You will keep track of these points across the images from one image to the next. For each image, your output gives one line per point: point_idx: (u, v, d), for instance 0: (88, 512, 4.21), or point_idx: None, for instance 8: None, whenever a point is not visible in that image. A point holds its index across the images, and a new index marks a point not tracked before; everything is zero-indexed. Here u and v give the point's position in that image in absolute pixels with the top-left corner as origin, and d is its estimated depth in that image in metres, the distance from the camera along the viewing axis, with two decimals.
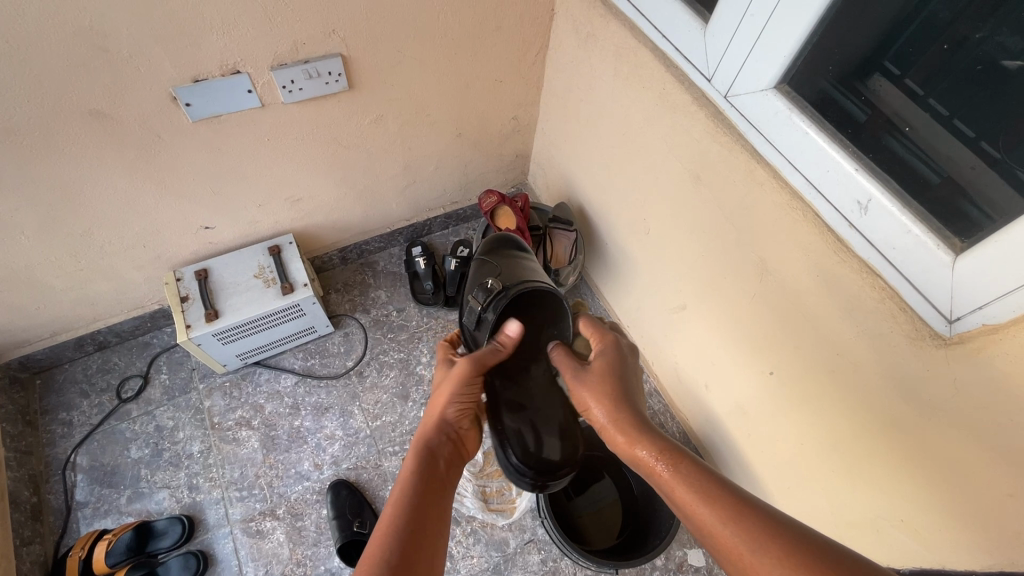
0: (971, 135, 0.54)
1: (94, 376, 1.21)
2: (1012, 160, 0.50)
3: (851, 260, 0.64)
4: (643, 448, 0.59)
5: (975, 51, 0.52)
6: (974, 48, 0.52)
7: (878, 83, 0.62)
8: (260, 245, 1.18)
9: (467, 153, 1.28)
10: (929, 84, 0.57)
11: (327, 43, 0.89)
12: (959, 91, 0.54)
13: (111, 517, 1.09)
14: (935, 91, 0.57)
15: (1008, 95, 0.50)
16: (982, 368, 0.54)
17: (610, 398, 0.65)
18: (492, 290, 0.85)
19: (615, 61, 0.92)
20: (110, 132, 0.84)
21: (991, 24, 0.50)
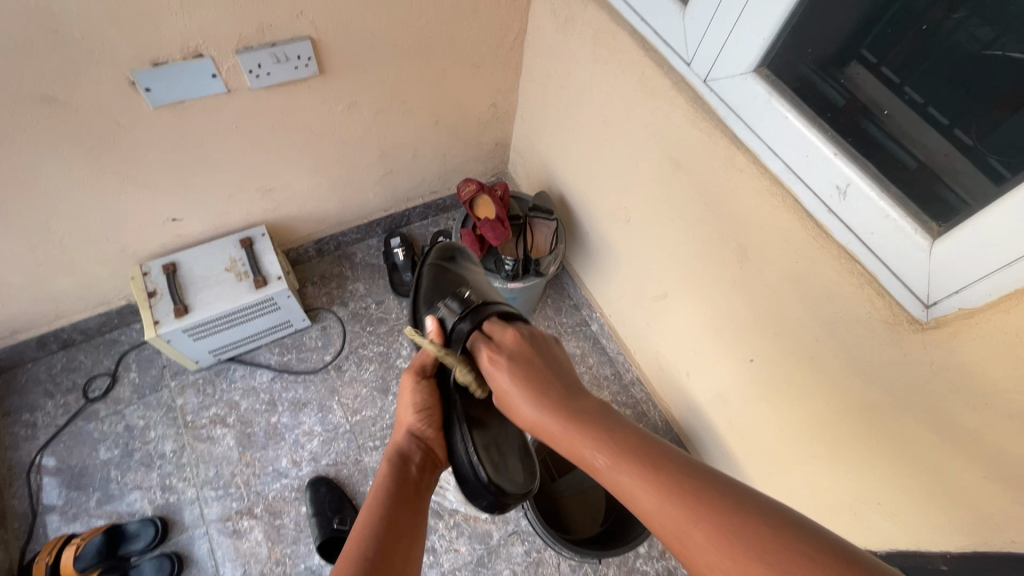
0: (945, 122, 0.54)
1: (59, 375, 1.17)
2: (986, 146, 0.51)
3: (830, 245, 0.63)
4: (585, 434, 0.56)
5: (946, 41, 0.52)
6: (947, 37, 0.52)
7: (856, 71, 0.61)
8: (231, 237, 1.14)
9: (445, 142, 1.26)
10: (904, 71, 0.57)
11: (296, 25, 0.85)
12: (935, 77, 0.54)
13: (80, 521, 1.05)
14: (910, 78, 0.56)
15: (984, 82, 0.50)
16: (957, 353, 0.54)
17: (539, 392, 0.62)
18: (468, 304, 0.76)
19: (594, 46, 0.90)
20: (64, 119, 0.80)
21: (963, 12, 0.50)
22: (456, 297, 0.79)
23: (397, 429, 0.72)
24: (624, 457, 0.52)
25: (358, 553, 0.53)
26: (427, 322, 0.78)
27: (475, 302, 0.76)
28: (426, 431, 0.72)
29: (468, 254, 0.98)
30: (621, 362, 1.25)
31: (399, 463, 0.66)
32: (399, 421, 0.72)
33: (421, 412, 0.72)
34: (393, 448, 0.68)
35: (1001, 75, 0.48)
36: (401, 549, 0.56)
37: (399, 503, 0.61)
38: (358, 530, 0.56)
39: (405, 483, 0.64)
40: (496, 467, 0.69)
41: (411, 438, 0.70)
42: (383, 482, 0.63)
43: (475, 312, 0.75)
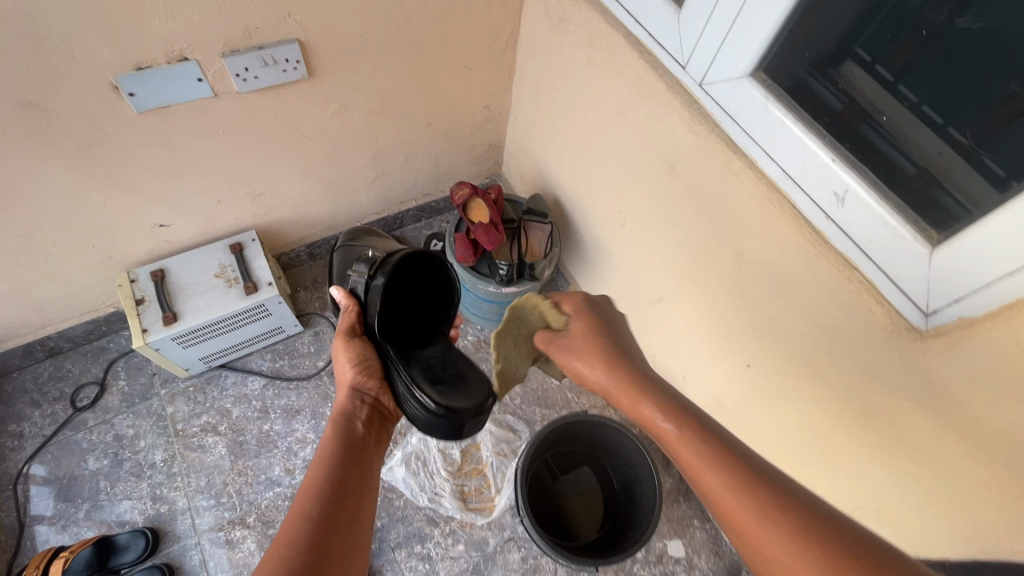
0: (939, 121, 0.54)
1: (46, 385, 1.15)
2: (980, 146, 0.51)
3: (829, 252, 0.62)
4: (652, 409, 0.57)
5: (939, 41, 0.51)
6: (940, 37, 0.51)
7: (850, 69, 0.61)
8: (220, 243, 1.12)
9: (438, 144, 1.24)
10: (898, 69, 0.56)
11: (283, 28, 0.83)
12: (929, 76, 0.53)
13: (69, 532, 1.03)
14: (905, 77, 0.56)
15: (978, 83, 0.49)
16: (957, 362, 0.53)
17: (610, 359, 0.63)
18: (376, 260, 0.77)
19: (588, 48, 0.89)
20: (44, 125, 0.78)
21: (956, 12, 0.49)
22: (363, 260, 0.80)
23: (337, 389, 0.73)
24: (716, 453, 0.50)
25: (304, 516, 0.55)
26: (333, 292, 0.79)
27: (381, 258, 0.77)
28: (370, 383, 0.73)
29: (372, 232, 1.05)
30: None
31: (344, 423, 0.67)
32: (339, 381, 0.74)
33: (358, 364, 0.73)
34: (337, 410, 0.69)
35: (997, 77, 0.48)
36: (350, 505, 0.58)
37: (346, 461, 0.62)
38: (301, 496, 0.57)
39: (352, 440, 0.66)
40: (444, 394, 0.70)
41: (354, 395, 0.72)
42: (326, 443, 0.64)
43: (382, 263, 0.76)
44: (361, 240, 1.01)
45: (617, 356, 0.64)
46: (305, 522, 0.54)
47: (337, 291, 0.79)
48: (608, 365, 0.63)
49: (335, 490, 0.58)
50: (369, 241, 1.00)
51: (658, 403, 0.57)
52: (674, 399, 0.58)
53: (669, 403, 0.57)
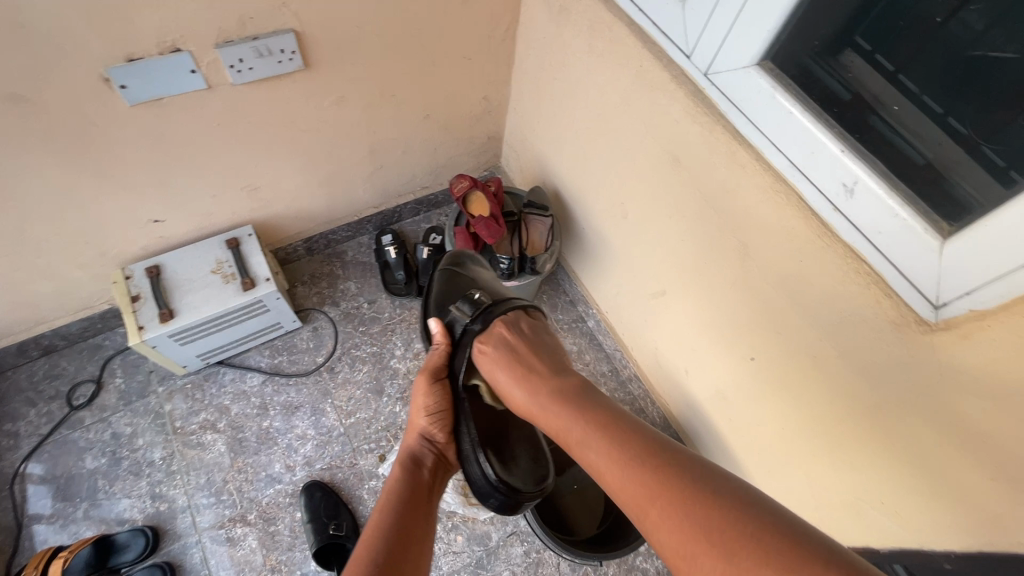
0: (938, 111, 0.53)
1: (41, 383, 1.13)
2: (981, 137, 0.50)
3: (836, 245, 0.61)
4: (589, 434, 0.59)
5: (939, 31, 0.51)
6: (939, 28, 0.50)
7: (850, 59, 0.59)
8: (216, 238, 1.11)
9: (436, 136, 1.23)
10: (898, 58, 0.55)
11: (278, 18, 0.81)
12: (927, 65, 0.53)
13: (68, 531, 1.02)
14: (905, 66, 0.55)
15: (979, 73, 0.49)
16: (966, 355, 0.53)
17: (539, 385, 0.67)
18: (480, 304, 0.80)
19: (589, 37, 0.87)
20: (34, 119, 0.76)
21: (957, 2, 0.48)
22: (464, 297, 0.82)
23: (408, 433, 0.75)
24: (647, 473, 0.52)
25: (380, 529, 0.58)
26: (432, 323, 0.81)
27: (486, 303, 0.80)
28: (437, 435, 0.75)
29: (475, 257, 0.99)
30: (618, 358, 1.23)
31: (412, 467, 0.69)
32: (412, 425, 0.76)
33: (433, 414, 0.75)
34: (406, 449, 0.72)
35: (1008, 69, 0.46)
36: (421, 531, 0.61)
37: (411, 487, 0.65)
38: (372, 516, 0.60)
39: (419, 485, 0.67)
40: (504, 468, 0.74)
41: (425, 444, 0.73)
42: (393, 480, 0.66)
43: (487, 313, 0.79)
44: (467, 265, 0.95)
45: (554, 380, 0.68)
46: (387, 538, 0.57)
47: (435, 324, 0.81)
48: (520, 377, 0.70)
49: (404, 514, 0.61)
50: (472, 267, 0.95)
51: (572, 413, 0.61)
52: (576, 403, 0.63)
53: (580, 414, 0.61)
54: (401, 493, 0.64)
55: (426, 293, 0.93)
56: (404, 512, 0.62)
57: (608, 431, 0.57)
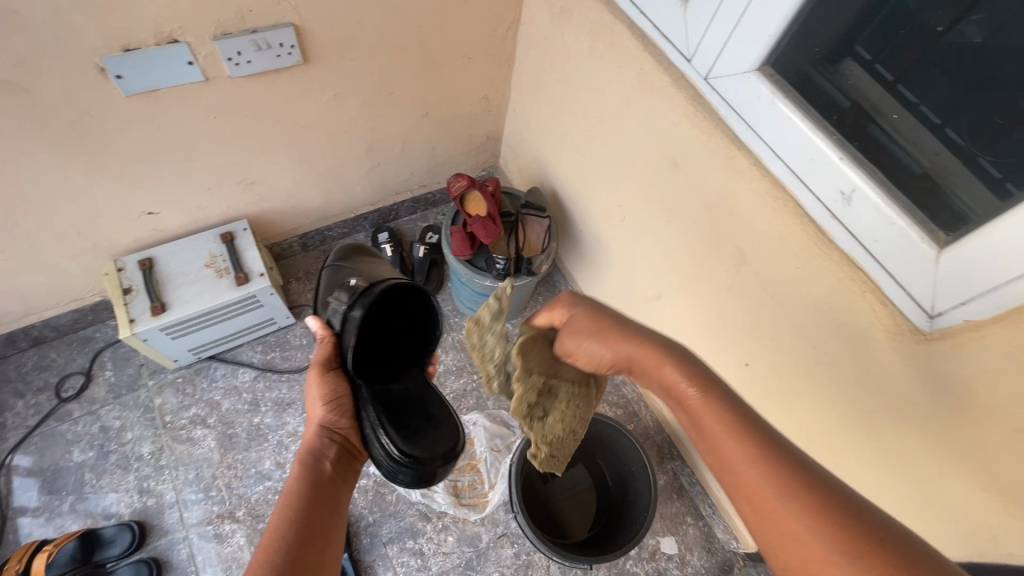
0: (937, 122, 0.53)
1: (29, 374, 1.12)
2: (977, 148, 0.50)
3: (833, 252, 0.61)
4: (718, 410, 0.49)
5: (938, 44, 0.51)
6: (938, 41, 0.50)
7: (850, 67, 0.59)
8: (211, 232, 1.10)
9: (435, 134, 1.22)
10: (898, 68, 0.55)
11: (278, 12, 0.81)
12: (926, 76, 0.53)
13: (54, 525, 1.01)
14: (905, 76, 0.55)
15: (977, 86, 0.49)
16: (960, 364, 0.53)
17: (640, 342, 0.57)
18: (357, 289, 0.75)
19: (590, 39, 0.87)
20: (27, 106, 0.75)
21: (957, 15, 0.48)
22: (343, 288, 0.78)
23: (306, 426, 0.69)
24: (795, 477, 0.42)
25: (274, 536, 0.54)
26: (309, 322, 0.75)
27: (361, 288, 0.76)
28: (341, 422, 0.70)
29: (371, 253, 0.96)
30: None
31: (313, 460, 0.64)
32: (309, 416, 0.69)
33: (330, 404, 0.69)
34: (303, 445, 0.66)
35: (1006, 79, 0.46)
36: (323, 528, 0.57)
37: (313, 481, 0.61)
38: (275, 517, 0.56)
39: (320, 479, 0.62)
40: (409, 441, 0.67)
41: (325, 433, 0.67)
42: (293, 480, 0.61)
43: (364, 296, 0.74)
44: (355, 258, 0.92)
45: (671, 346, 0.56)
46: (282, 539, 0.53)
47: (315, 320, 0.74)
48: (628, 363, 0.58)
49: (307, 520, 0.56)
50: (361, 259, 0.91)
51: (722, 406, 0.49)
52: (723, 393, 0.50)
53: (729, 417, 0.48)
54: (308, 492, 0.60)
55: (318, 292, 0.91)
56: (302, 519, 0.56)
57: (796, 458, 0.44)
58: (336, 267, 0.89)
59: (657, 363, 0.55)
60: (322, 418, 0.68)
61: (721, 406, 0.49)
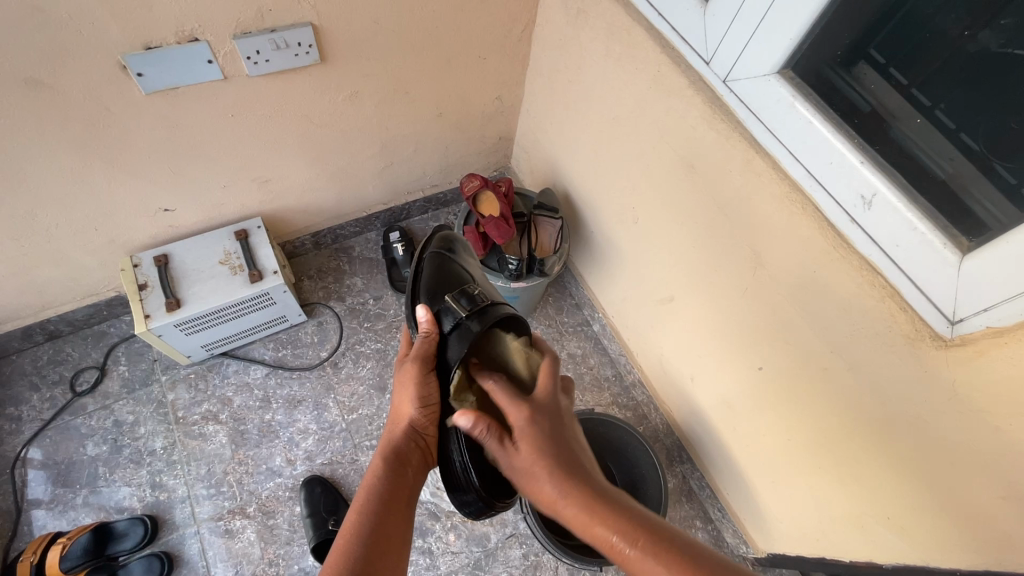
0: (951, 126, 0.53)
1: (45, 368, 1.13)
2: (994, 154, 0.50)
3: (852, 256, 0.61)
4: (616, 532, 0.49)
5: (953, 49, 0.51)
6: (955, 46, 0.51)
7: (863, 71, 0.59)
8: (225, 229, 1.11)
9: (447, 135, 1.22)
10: (912, 73, 0.55)
11: (297, 11, 0.81)
12: (942, 81, 0.53)
13: (67, 517, 1.02)
14: (918, 80, 0.55)
15: (994, 91, 0.49)
16: (982, 371, 0.52)
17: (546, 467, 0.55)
18: (479, 301, 0.71)
19: (606, 40, 0.87)
20: (49, 102, 0.76)
21: (970, 21, 0.49)
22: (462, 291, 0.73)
23: (394, 415, 0.68)
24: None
25: (354, 540, 0.55)
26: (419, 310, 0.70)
27: (484, 302, 0.72)
28: (426, 426, 0.69)
29: (465, 245, 0.92)
30: (623, 363, 1.23)
31: (395, 463, 0.64)
32: (399, 408, 0.68)
33: (423, 407, 0.68)
34: (387, 443, 0.66)
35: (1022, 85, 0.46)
36: (397, 538, 0.58)
37: (394, 485, 0.62)
38: (351, 518, 0.58)
39: (399, 484, 0.63)
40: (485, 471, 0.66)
41: (410, 434, 0.67)
42: (374, 478, 0.62)
43: (487, 314, 0.70)
44: (457, 251, 0.87)
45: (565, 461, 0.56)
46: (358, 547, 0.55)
47: (426, 312, 0.70)
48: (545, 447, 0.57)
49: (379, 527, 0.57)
50: (464, 256, 0.88)
51: (625, 528, 0.49)
52: (618, 510, 0.51)
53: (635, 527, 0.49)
54: (383, 494, 0.60)
55: (414, 271, 0.85)
56: (376, 526, 0.58)
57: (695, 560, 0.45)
58: (439, 252, 0.85)
59: (567, 496, 0.52)
60: (409, 419, 0.67)
61: (622, 522, 0.49)
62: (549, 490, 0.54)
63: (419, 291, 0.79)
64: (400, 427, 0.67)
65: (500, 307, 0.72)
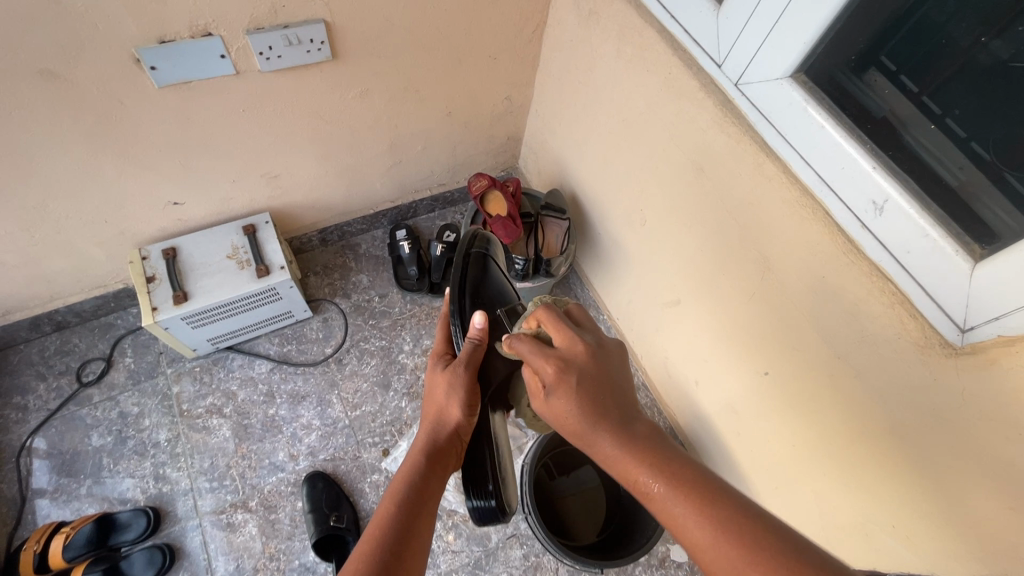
0: (962, 135, 0.53)
1: (52, 358, 1.14)
2: (1004, 163, 0.50)
3: (862, 262, 0.61)
4: (637, 468, 0.49)
5: (964, 57, 0.51)
6: (969, 53, 0.51)
7: (874, 78, 0.60)
8: (233, 223, 1.11)
9: (456, 134, 1.22)
10: (923, 81, 0.56)
11: (309, 8, 0.82)
12: (952, 87, 0.53)
13: (71, 507, 1.03)
14: (928, 87, 0.55)
15: (1002, 100, 0.49)
16: (990, 380, 0.52)
17: (587, 400, 0.53)
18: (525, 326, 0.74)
19: (618, 42, 0.87)
20: (63, 94, 0.76)
21: (982, 31, 0.49)
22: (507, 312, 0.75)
23: (433, 411, 0.64)
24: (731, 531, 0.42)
25: (385, 531, 0.52)
26: (477, 314, 0.68)
27: None
28: (465, 431, 0.65)
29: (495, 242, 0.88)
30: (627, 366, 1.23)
31: (433, 458, 0.61)
32: (442, 409, 0.64)
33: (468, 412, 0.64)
34: (424, 440, 0.62)
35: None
36: (425, 540, 0.54)
37: (428, 485, 0.58)
38: (382, 511, 0.55)
39: (433, 477, 0.59)
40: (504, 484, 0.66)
41: (451, 434, 0.63)
42: (412, 471, 0.59)
43: None
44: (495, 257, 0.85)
45: (602, 399, 0.53)
46: (385, 544, 0.51)
47: (483, 319, 0.67)
48: (587, 402, 0.53)
49: (412, 515, 0.54)
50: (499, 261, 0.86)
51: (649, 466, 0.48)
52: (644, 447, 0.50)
53: (698, 497, 0.45)
54: (418, 485, 0.57)
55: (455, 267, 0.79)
56: (410, 515, 0.54)
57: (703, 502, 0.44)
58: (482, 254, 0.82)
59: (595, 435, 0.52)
60: (455, 423, 0.63)
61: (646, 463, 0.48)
62: (604, 449, 0.51)
63: (464, 288, 0.75)
64: (442, 426, 0.63)
65: None
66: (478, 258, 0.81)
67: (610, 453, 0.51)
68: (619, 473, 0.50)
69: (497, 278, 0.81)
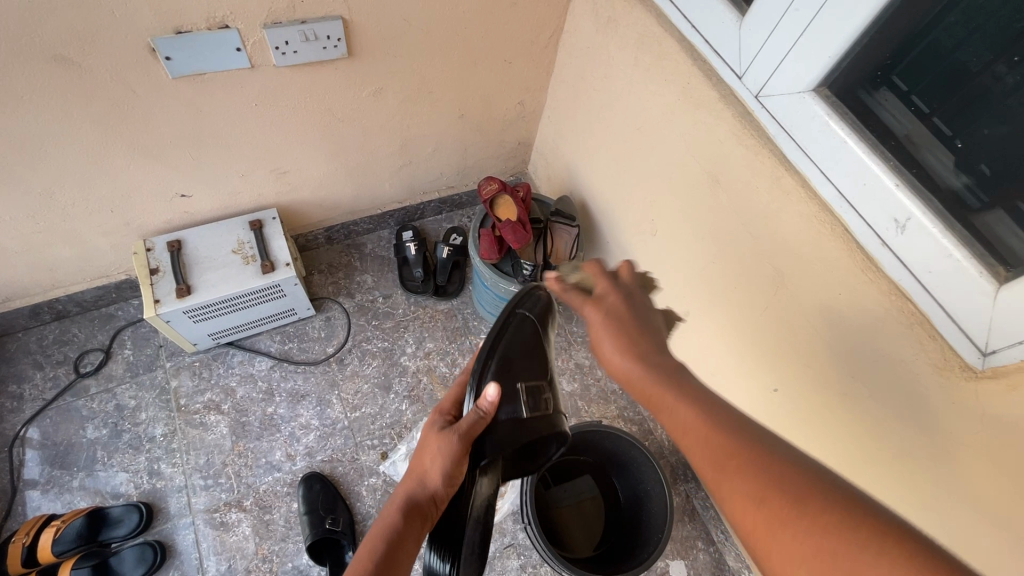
0: (972, 157, 0.53)
1: (50, 347, 1.12)
2: (1012, 184, 0.50)
3: (881, 281, 0.60)
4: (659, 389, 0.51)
5: (973, 81, 0.52)
6: (978, 78, 0.51)
7: (884, 97, 0.59)
8: (240, 218, 1.10)
9: (467, 137, 1.22)
10: (936, 101, 0.56)
11: (327, 4, 0.81)
12: (965, 109, 0.53)
13: (62, 500, 1.01)
14: (940, 109, 0.55)
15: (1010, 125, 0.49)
16: (1011, 405, 0.51)
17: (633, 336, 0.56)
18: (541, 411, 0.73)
19: (636, 50, 0.87)
20: (76, 80, 0.76)
21: (991, 55, 0.50)
22: (529, 389, 0.73)
23: (421, 467, 0.61)
24: (757, 460, 0.43)
25: None
26: (490, 386, 0.65)
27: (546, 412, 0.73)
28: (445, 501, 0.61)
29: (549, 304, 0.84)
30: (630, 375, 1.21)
31: (413, 518, 0.58)
32: (427, 468, 0.60)
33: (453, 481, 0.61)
34: (403, 495, 0.59)
35: None
36: None
37: (402, 545, 0.55)
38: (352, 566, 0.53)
39: (408, 540, 0.56)
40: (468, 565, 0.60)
41: (432, 501, 0.60)
42: (388, 527, 0.56)
43: (541, 425, 0.72)
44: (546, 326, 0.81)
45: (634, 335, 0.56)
46: None
47: (496, 391, 0.65)
48: (624, 339, 0.56)
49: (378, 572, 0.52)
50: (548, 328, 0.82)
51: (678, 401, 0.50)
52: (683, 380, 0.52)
53: (719, 422, 0.47)
54: (390, 540, 0.55)
55: (498, 328, 0.76)
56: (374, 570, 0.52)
57: (731, 433, 0.46)
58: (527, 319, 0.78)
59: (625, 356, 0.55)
60: (437, 490, 0.59)
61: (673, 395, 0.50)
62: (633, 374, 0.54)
63: (494, 354, 0.73)
64: (425, 488, 0.60)
65: (558, 423, 0.75)
66: (521, 322, 0.77)
67: (634, 375, 0.53)
68: (643, 395, 0.53)
69: (539, 351, 0.77)
